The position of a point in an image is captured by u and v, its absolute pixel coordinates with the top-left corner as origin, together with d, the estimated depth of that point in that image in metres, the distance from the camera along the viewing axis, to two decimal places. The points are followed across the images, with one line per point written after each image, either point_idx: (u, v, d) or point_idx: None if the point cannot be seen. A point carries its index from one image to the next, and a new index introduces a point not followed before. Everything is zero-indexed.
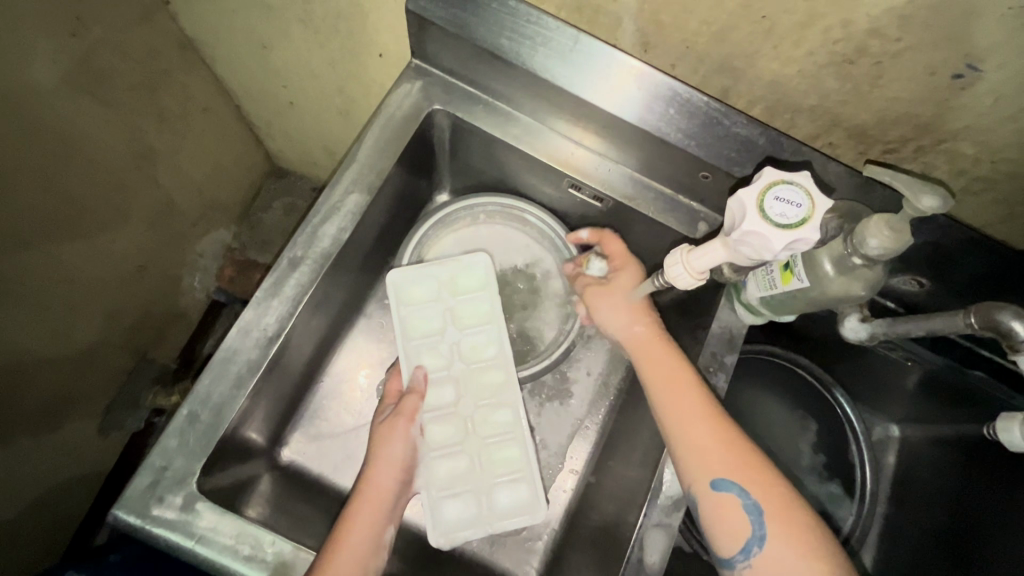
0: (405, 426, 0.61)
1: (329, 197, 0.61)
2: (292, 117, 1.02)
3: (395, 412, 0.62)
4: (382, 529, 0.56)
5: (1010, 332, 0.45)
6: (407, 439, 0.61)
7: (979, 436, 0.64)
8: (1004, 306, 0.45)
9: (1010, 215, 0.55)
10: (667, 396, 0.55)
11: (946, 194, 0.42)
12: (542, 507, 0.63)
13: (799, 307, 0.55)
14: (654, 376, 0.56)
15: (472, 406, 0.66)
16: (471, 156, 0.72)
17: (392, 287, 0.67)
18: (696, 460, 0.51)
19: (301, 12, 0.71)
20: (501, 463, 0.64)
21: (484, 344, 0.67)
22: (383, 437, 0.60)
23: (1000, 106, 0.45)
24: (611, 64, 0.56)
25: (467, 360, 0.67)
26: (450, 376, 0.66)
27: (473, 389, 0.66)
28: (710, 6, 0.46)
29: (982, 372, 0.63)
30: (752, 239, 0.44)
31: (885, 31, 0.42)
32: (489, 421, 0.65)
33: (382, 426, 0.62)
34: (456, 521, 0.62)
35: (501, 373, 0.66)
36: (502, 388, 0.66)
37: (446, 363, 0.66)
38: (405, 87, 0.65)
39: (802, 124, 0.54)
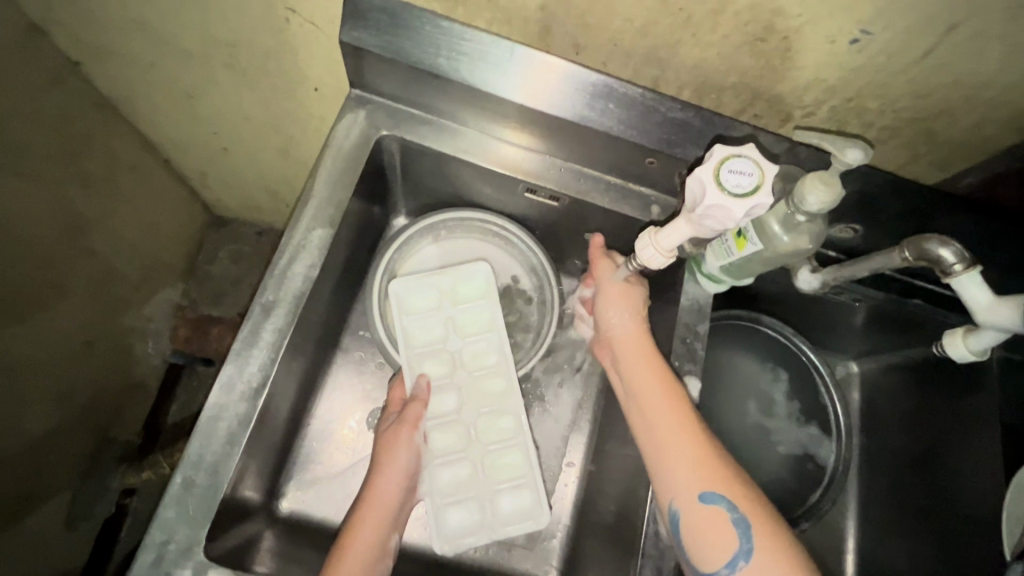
0: (410, 434, 0.62)
1: (292, 238, 0.60)
2: (225, 163, 0.99)
3: (398, 420, 0.63)
4: (386, 536, 0.57)
5: (940, 260, 0.50)
6: (411, 447, 0.61)
7: (928, 356, 0.72)
8: (930, 236, 0.50)
9: (916, 155, 0.61)
10: (660, 398, 0.56)
11: (866, 146, 0.47)
12: (545, 512, 0.64)
13: (757, 269, 0.59)
14: (643, 358, 0.59)
15: (474, 412, 0.67)
16: (423, 176, 0.73)
17: (393, 297, 0.68)
18: (689, 467, 0.52)
19: (226, 56, 0.70)
20: (505, 470, 0.65)
21: (486, 351, 0.68)
22: (388, 446, 0.61)
23: (891, 62, 0.51)
24: (549, 69, 0.58)
25: (469, 370, 0.68)
26: (451, 383, 0.67)
27: (473, 396, 0.67)
28: (631, 5, 0.49)
29: (920, 301, 0.70)
30: (715, 212, 0.48)
31: (786, 9, 0.47)
32: (492, 427, 0.66)
33: (387, 434, 0.62)
34: (458, 531, 0.63)
35: (502, 380, 0.67)
36: (499, 396, 0.67)
37: (447, 370, 0.67)
38: (349, 118, 0.65)
39: (728, 101, 0.59)
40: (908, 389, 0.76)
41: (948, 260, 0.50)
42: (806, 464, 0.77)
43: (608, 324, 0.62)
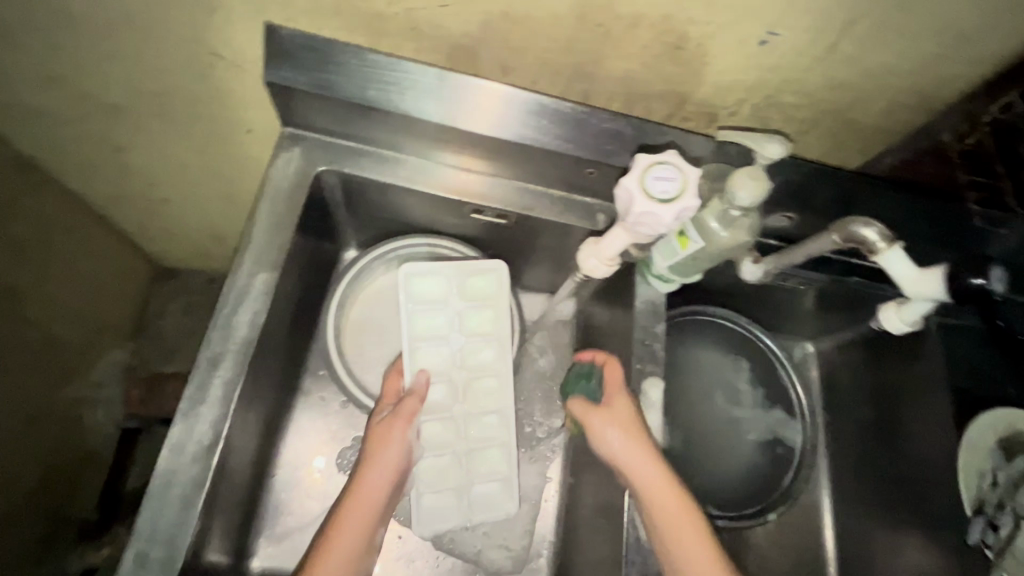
0: (402, 430, 0.58)
1: (234, 284, 0.58)
2: (165, 213, 0.95)
3: (392, 413, 0.60)
4: (371, 531, 0.55)
5: (865, 239, 0.51)
6: (404, 443, 0.58)
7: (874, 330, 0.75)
8: (853, 218, 0.52)
9: (838, 143, 0.64)
10: (689, 539, 0.53)
11: (783, 139, 0.50)
12: (513, 501, 0.66)
13: (703, 265, 0.60)
14: (660, 492, 0.54)
15: (465, 408, 0.66)
16: (369, 208, 0.72)
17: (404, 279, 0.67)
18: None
19: (152, 104, 0.67)
20: (484, 463, 0.66)
21: (482, 350, 0.68)
22: (379, 440, 0.58)
23: (802, 61, 0.53)
24: (478, 91, 0.58)
25: (465, 368, 0.67)
26: (447, 379, 0.66)
27: (468, 393, 0.67)
28: (551, 25, 0.51)
29: (860, 277, 0.74)
30: (646, 220, 0.49)
31: (697, 18, 0.49)
32: (478, 423, 0.66)
33: (380, 426, 0.59)
34: (434, 515, 0.63)
35: (495, 380, 0.67)
36: (491, 395, 0.67)
37: (446, 365, 0.66)
38: (285, 156, 0.64)
39: (657, 107, 0.61)
40: (862, 361, 0.79)
41: (873, 238, 0.51)
42: (776, 448, 0.79)
43: (617, 458, 0.57)
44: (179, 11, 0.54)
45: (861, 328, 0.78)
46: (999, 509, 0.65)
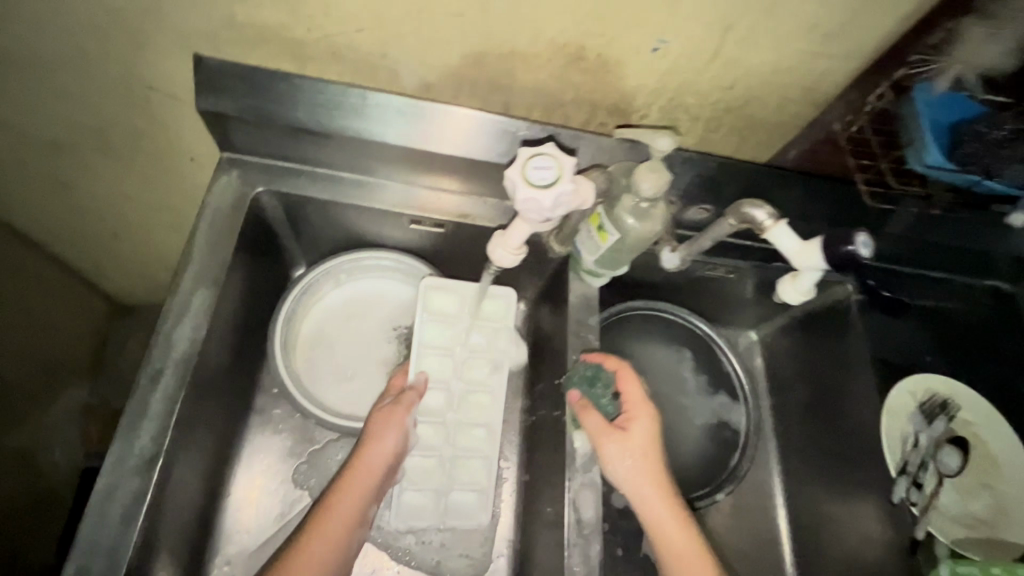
0: (402, 417, 0.63)
1: (174, 302, 0.60)
2: (119, 248, 0.95)
3: (394, 402, 0.64)
4: (366, 507, 0.59)
5: (756, 219, 0.57)
6: (402, 428, 0.62)
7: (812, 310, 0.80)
8: (745, 200, 0.57)
9: (745, 140, 0.70)
10: (685, 548, 0.56)
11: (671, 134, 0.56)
12: (486, 514, 0.68)
13: (627, 257, 0.64)
14: (660, 509, 0.58)
15: (457, 417, 0.70)
16: (313, 228, 0.74)
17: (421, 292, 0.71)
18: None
19: (94, 138, 0.70)
20: (466, 471, 0.69)
21: (481, 366, 0.72)
22: (380, 425, 0.62)
23: (693, 65, 0.59)
24: (400, 108, 0.62)
25: (463, 379, 0.71)
26: (446, 387, 0.70)
27: (462, 402, 0.71)
28: (460, 42, 0.56)
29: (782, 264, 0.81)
30: (529, 207, 0.52)
31: (589, 30, 0.54)
32: (467, 434, 0.70)
33: (380, 413, 0.63)
34: (411, 513, 0.67)
35: (488, 396, 0.72)
36: (482, 408, 0.71)
37: (445, 373, 0.70)
38: (224, 179, 0.67)
39: (574, 115, 0.65)
40: (800, 346, 0.82)
41: (762, 218, 0.57)
42: (723, 432, 0.82)
43: (620, 473, 0.60)
44: (111, 47, 0.57)
45: (793, 309, 0.84)
46: (920, 469, 0.69)
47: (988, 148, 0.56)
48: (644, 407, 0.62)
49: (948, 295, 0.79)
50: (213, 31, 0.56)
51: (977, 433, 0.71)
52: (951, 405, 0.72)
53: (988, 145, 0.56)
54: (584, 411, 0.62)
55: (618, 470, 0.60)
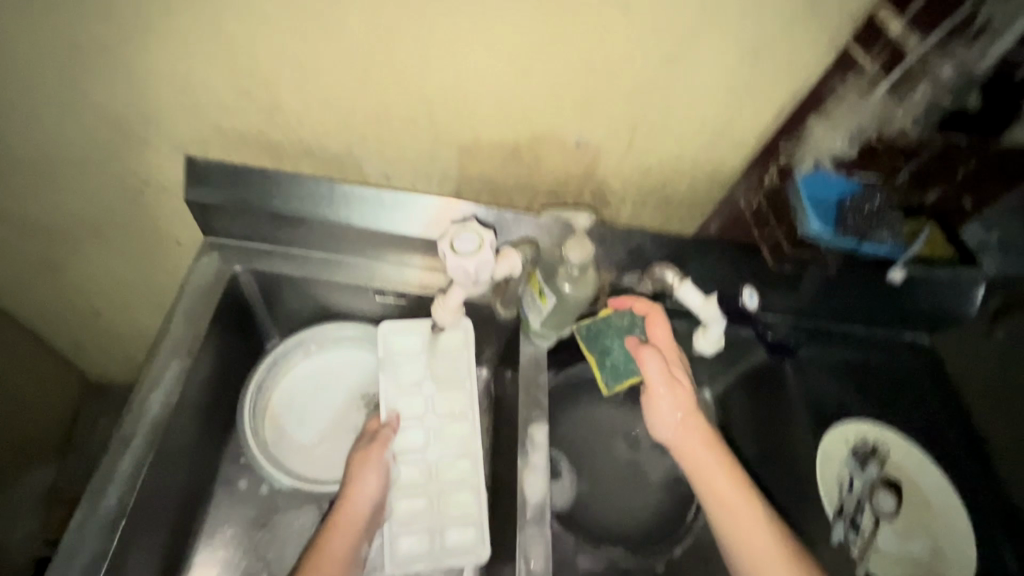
0: (378, 455, 0.67)
1: (150, 371, 0.65)
2: (100, 328, 1.00)
3: (369, 443, 0.69)
4: (356, 545, 0.62)
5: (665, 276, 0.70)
6: (381, 466, 0.67)
7: (756, 367, 0.84)
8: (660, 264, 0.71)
9: (669, 215, 0.80)
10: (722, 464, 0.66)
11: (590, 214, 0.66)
12: (485, 547, 0.66)
13: (571, 318, 0.71)
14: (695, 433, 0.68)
15: (438, 451, 0.71)
16: (286, 302, 0.80)
17: (381, 336, 0.75)
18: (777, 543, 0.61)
19: (89, 226, 0.78)
20: (456, 506, 0.68)
21: (454, 397, 0.73)
22: (359, 466, 0.66)
23: (611, 156, 0.70)
24: (362, 195, 0.71)
25: (438, 413, 0.73)
26: (420, 422, 0.72)
27: (440, 436, 0.72)
28: (414, 141, 0.67)
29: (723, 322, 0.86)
30: (457, 272, 0.61)
31: (520, 130, 0.66)
32: (451, 466, 0.70)
33: (359, 455, 0.67)
34: (407, 556, 0.65)
35: (465, 424, 0.73)
36: (462, 439, 0.72)
37: (418, 410, 0.72)
38: (205, 260, 0.74)
39: (517, 197, 0.76)
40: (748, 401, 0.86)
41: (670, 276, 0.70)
42: (677, 488, 0.81)
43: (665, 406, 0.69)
44: (116, 148, 0.67)
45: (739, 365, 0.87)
46: (857, 511, 0.73)
47: (865, 220, 0.67)
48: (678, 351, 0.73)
49: (872, 349, 0.86)
50: (204, 136, 0.66)
51: (909, 475, 0.76)
52: (883, 448, 0.77)
53: (865, 217, 0.67)
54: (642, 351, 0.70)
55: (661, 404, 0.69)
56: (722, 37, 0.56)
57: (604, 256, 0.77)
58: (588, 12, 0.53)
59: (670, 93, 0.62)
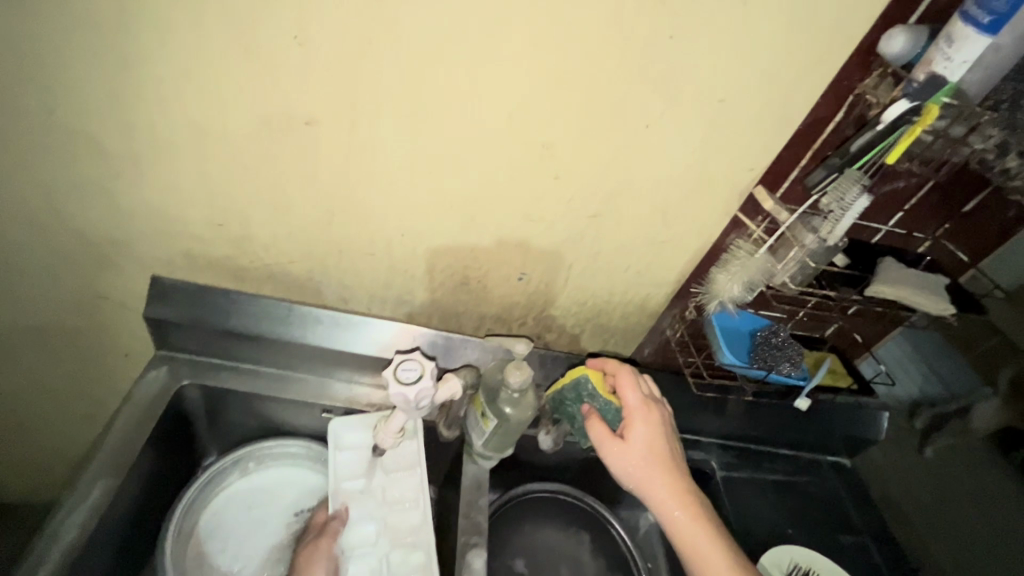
0: (328, 546, 0.65)
1: (73, 490, 0.63)
2: (16, 442, 0.94)
3: (319, 535, 0.67)
4: None
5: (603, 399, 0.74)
6: (329, 558, 0.64)
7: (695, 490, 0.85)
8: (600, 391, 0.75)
9: (605, 342, 0.88)
10: (680, 512, 0.67)
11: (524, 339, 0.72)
12: None
13: (512, 439, 0.74)
14: (646, 483, 0.68)
15: (388, 545, 0.68)
16: (229, 416, 0.80)
17: (331, 432, 0.73)
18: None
19: (35, 336, 0.78)
20: None
21: (404, 485, 0.72)
22: (307, 558, 0.64)
23: (551, 290, 0.79)
24: (317, 316, 0.76)
25: (389, 503, 0.70)
26: (370, 516, 0.69)
27: (390, 528, 0.69)
28: (372, 270, 0.74)
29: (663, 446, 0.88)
30: (398, 400, 0.65)
31: (469, 265, 0.74)
32: (402, 558, 0.67)
33: (307, 547, 0.65)
34: None
35: (417, 511, 0.70)
36: (414, 529, 0.69)
37: (368, 504, 0.70)
38: (153, 373, 0.75)
39: (466, 322, 0.82)
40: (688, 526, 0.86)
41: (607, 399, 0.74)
42: None
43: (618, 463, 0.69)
44: (82, 266, 0.70)
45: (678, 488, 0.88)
46: None
47: (772, 349, 0.75)
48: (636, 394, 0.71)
49: (798, 471, 0.91)
50: (172, 259, 0.71)
51: None
52: (814, 574, 0.78)
53: (773, 346, 0.75)
54: (590, 419, 0.71)
55: (612, 460, 0.69)
56: (635, 202, 0.68)
57: (544, 378, 0.82)
58: (525, 177, 0.64)
59: (597, 242, 0.72)
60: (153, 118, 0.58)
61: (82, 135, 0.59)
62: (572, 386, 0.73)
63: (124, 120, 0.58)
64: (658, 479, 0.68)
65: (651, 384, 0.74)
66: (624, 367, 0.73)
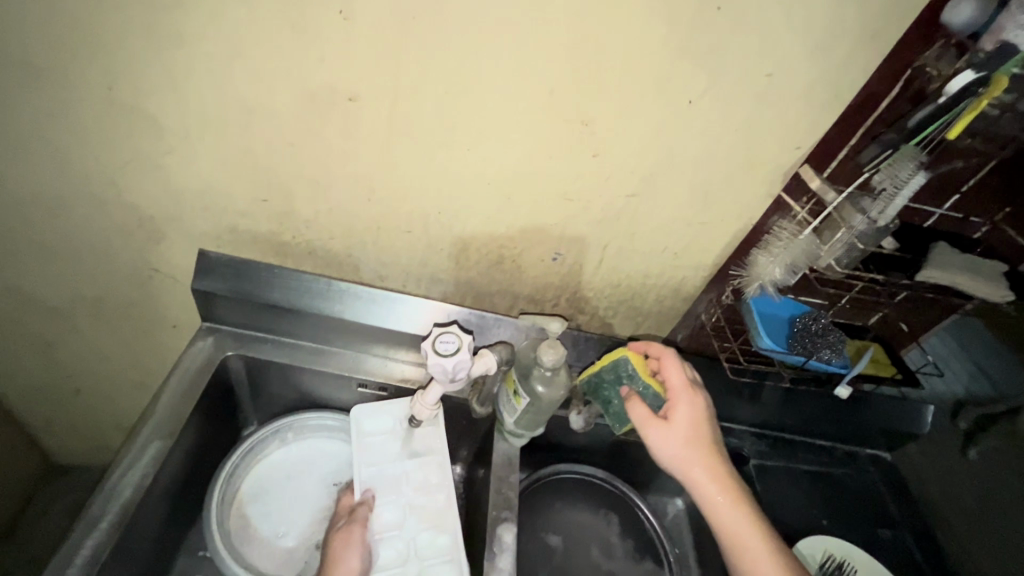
0: (360, 534, 0.64)
1: (129, 450, 0.66)
2: (75, 407, 1.00)
3: (348, 522, 0.66)
4: None
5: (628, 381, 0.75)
6: (362, 545, 0.63)
7: None
8: None
9: (638, 326, 0.87)
10: (721, 496, 0.66)
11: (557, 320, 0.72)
12: None
13: (543, 418, 0.74)
14: (688, 463, 0.67)
15: (416, 527, 0.68)
16: (270, 388, 0.83)
17: (353, 418, 0.73)
18: (780, 572, 0.62)
19: (93, 306, 0.82)
20: None
21: (429, 469, 0.72)
22: (339, 547, 0.63)
23: (585, 273, 0.78)
24: (355, 293, 0.78)
25: (415, 487, 0.71)
26: (396, 499, 0.70)
27: (417, 510, 0.69)
28: (408, 248, 0.75)
29: None
30: (437, 368, 0.66)
31: (503, 245, 0.75)
32: (428, 541, 0.68)
33: (338, 536, 0.64)
34: None
35: (442, 494, 0.71)
36: (439, 512, 0.70)
37: (394, 488, 0.70)
38: (200, 343, 0.78)
39: (499, 302, 0.83)
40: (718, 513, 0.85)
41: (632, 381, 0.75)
42: None
43: (659, 444, 0.68)
44: (136, 240, 0.74)
45: None
46: None
47: (808, 337, 0.73)
48: (679, 376, 0.71)
49: (835, 462, 0.90)
50: (218, 235, 0.74)
51: None
52: (848, 565, 0.77)
53: (811, 334, 0.74)
54: (630, 400, 0.70)
55: (654, 441, 0.68)
56: (675, 183, 0.67)
57: (576, 359, 0.83)
58: (563, 155, 0.64)
59: (634, 222, 0.71)
60: (204, 95, 0.59)
61: (137, 112, 0.61)
62: (611, 368, 0.73)
63: (177, 97, 0.60)
64: (699, 459, 0.67)
65: (693, 369, 0.74)
66: (669, 350, 0.73)
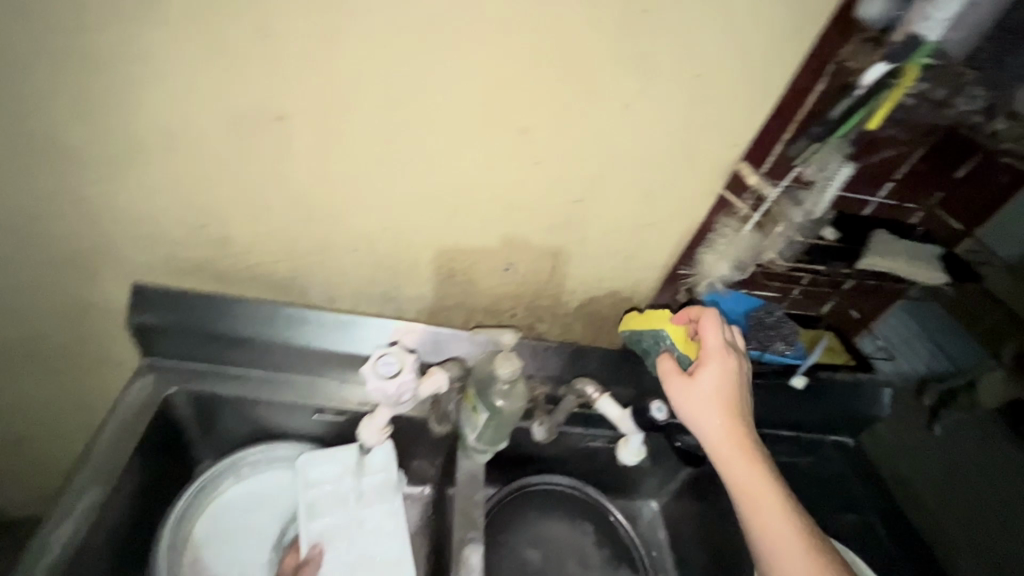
0: None
1: (60, 503, 0.62)
2: (16, 458, 0.94)
3: None
4: None
5: (582, 389, 0.77)
6: None
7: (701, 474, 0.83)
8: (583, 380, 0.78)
9: (598, 332, 0.87)
10: (732, 450, 0.65)
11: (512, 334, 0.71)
12: None
13: (504, 432, 0.72)
14: (703, 416, 0.66)
15: None
16: (219, 422, 0.78)
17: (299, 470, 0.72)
18: (782, 529, 0.59)
19: (24, 350, 0.77)
20: None
21: (381, 517, 0.72)
22: None
23: (539, 281, 0.78)
24: (303, 316, 0.75)
25: (368, 536, 0.70)
26: (348, 553, 0.69)
27: (370, 562, 0.69)
28: (356, 267, 0.73)
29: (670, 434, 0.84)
30: (379, 389, 0.69)
31: (453, 259, 0.73)
32: None
33: None
34: None
35: (396, 542, 0.71)
36: (393, 561, 0.69)
37: (345, 540, 0.69)
38: (139, 382, 0.74)
39: (456, 316, 0.81)
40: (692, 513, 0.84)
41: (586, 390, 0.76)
42: None
43: (676, 395, 0.69)
44: (64, 277, 0.70)
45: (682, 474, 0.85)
46: None
47: (759, 331, 0.76)
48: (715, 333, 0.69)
49: None
50: (154, 266, 0.70)
51: None
52: None
53: (764, 328, 0.76)
54: (661, 356, 0.72)
55: (674, 393, 0.69)
56: (619, 186, 0.67)
57: (537, 368, 0.80)
58: (503, 164, 0.63)
59: (583, 228, 0.71)
60: (125, 122, 0.57)
61: (50, 143, 0.58)
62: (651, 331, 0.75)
63: (96, 126, 0.57)
64: (719, 418, 0.66)
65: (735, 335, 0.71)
66: (710, 310, 0.70)
